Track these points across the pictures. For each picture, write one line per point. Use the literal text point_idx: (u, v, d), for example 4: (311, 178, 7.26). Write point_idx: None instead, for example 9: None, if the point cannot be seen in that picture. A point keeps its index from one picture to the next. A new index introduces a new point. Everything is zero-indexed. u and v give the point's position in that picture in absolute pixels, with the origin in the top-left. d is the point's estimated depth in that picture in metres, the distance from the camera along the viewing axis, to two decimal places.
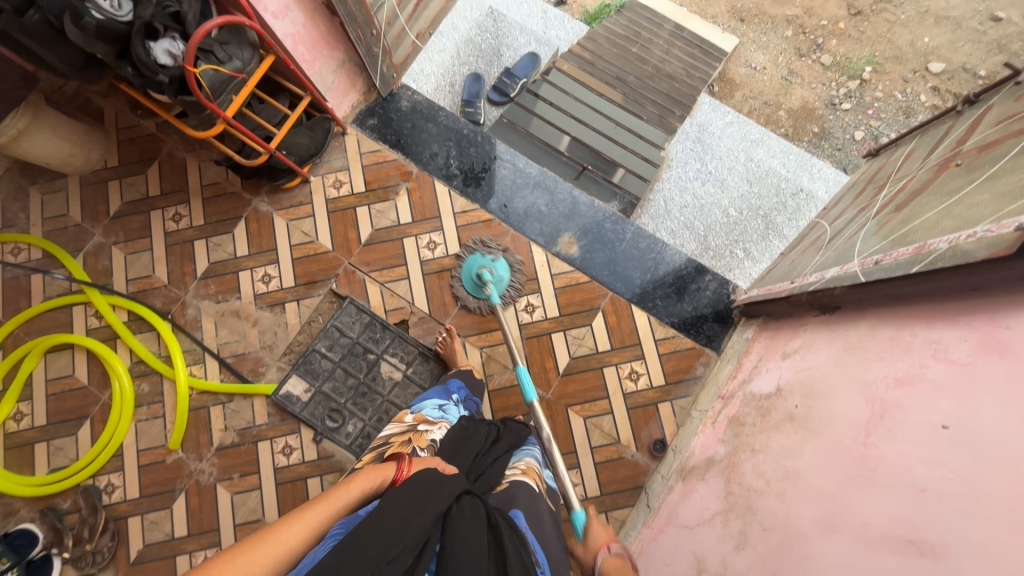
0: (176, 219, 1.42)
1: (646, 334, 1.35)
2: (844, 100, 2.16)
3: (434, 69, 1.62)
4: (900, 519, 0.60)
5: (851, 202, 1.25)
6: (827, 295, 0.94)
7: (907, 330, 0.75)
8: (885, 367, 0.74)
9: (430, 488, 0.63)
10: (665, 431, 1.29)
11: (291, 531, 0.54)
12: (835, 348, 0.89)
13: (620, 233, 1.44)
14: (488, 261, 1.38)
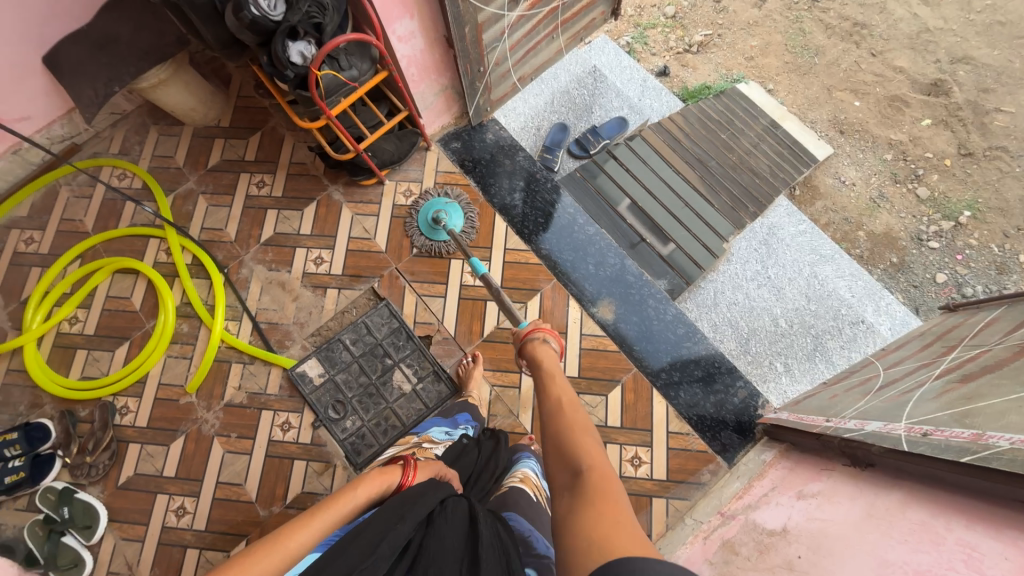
0: (259, 186, 1.55)
1: (660, 422, 1.31)
2: (932, 237, 2.04)
3: (526, 110, 1.70)
4: None
5: (911, 354, 1.17)
6: (862, 449, 0.88)
7: (942, 521, 0.69)
8: (908, 554, 0.68)
9: (410, 500, 0.62)
10: (652, 528, 1.22)
11: (303, 535, 0.57)
12: (856, 509, 0.83)
13: (660, 311, 1.43)
14: (444, 206, 1.47)
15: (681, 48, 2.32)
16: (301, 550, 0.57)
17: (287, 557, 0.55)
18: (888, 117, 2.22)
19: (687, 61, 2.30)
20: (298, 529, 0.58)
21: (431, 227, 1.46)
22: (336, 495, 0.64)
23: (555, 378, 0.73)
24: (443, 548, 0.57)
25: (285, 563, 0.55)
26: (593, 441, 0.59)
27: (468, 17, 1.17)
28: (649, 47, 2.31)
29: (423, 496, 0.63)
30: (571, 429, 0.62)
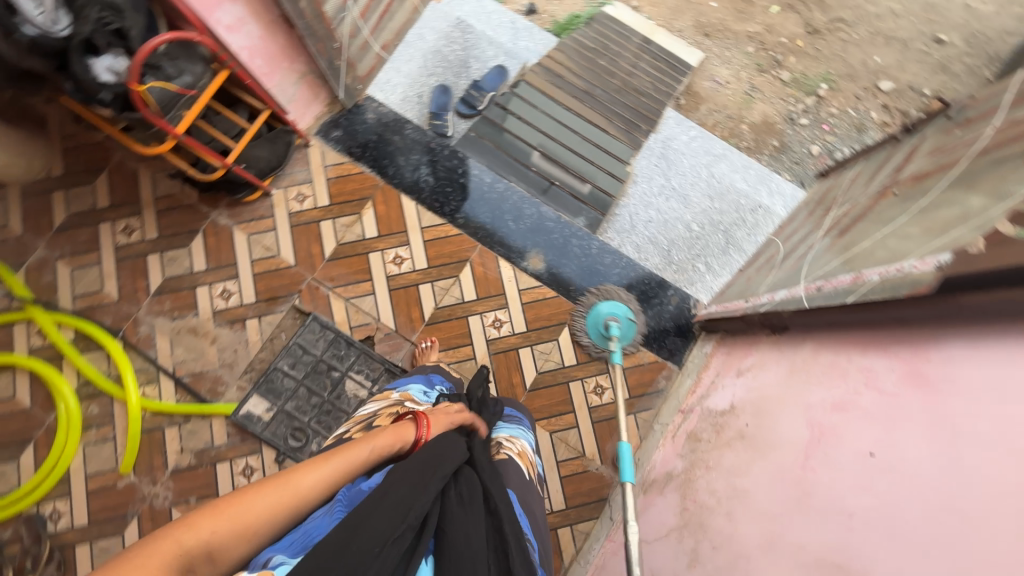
0: (127, 232, 1.36)
1: (611, 349, 1.39)
2: (801, 115, 2.24)
3: (401, 80, 1.58)
4: (832, 546, 0.63)
5: (801, 224, 1.31)
6: (776, 317, 0.99)
7: (844, 356, 0.80)
8: (825, 392, 0.79)
9: (431, 467, 0.63)
10: (628, 443, 1.32)
11: (313, 477, 0.60)
12: (782, 369, 0.94)
13: (586, 247, 1.48)
14: (620, 316, 1.39)
15: None
16: (307, 491, 0.59)
17: (295, 497, 0.58)
18: (743, 11, 2.35)
19: None
20: (307, 468, 0.60)
21: (602, 335, 1.37)
22: (347, 444, 0.66)
23: None
24: (467, 526, 0.59)
25: (291, 498, 0.57)
26: None
27: None
28: None
29: (442, 466, 0.64)
30: None
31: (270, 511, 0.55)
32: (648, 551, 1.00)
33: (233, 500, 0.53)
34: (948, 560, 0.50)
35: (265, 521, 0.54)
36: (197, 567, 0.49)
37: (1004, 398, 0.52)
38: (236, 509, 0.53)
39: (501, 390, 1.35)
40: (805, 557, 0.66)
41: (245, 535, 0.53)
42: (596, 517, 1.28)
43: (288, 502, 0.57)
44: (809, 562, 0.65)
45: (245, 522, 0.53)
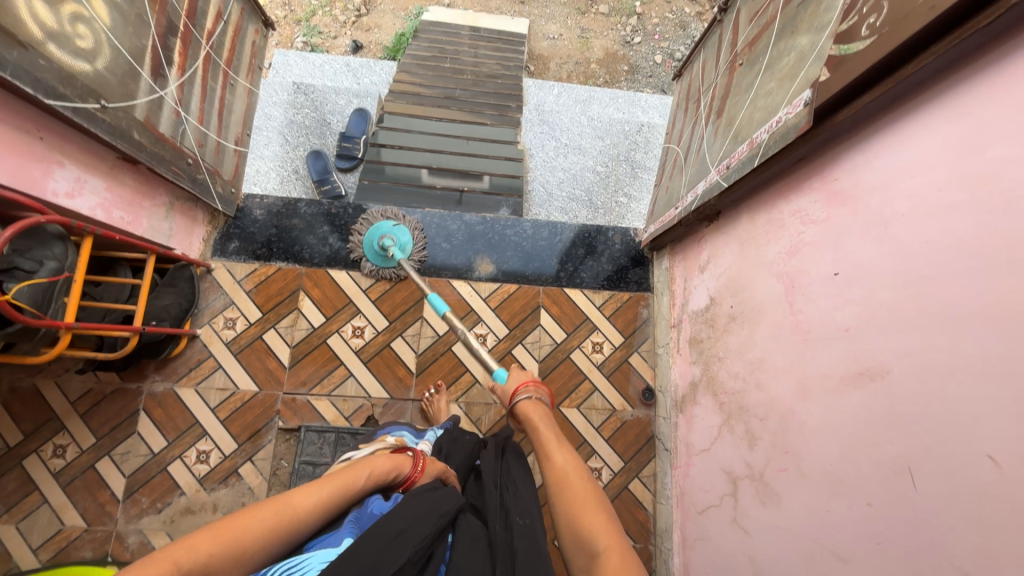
0: (60, 454, 1.19)
1: (589, 307, 1.44)
2: (633, 35, 2.41)
3: (270, 164, 1.54)
4: (848, 359, 0.68)
5: (683, 121, 1.42)
6: (708, 207, 1.08)
7: (776, 210, 0.88)
8: (776, 246, 0.87)
9: (438, 504, 0.67)
10: (646, 379, 1.38)
11: (309, 500, 0.61)
12: (734, 247, 1.03)
13: (522, 232, 1.49)
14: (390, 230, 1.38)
15: (352, 17, 2.25)
16: (303, 513, 0.60)
17: (290, 519, 0.59)
18: None
19: (367, 25, 2.25)
20: (304, 492, 0.62)
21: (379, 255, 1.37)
22: (341, 471, 0.68)
23: (550, 447, 0.69)
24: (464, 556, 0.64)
25: (287, 522, 0.58)
26: (588, 490, 0.63)
27: (125, 123, 0.96)
28: (327, 35, 2.20)
29: (444, 504, 0.67)
30: (573, 506, 0.61)
31: (263, 533, 0.56)
32: (713, 456, 1.05)
33: (228, 524, 0.54)
34: (933, 324, 0.56)
35: (260, 543, 0.55)
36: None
37: (905, 172, 0.61)
38: (236, 528, 0.54)
39: None
40: (834, 381, 0.70)
41: (235, 560, 0.53)
42: (654, 457, 1.33)
43: (282, 526, 0.58)
44: (839, 382, 0.69)
45: (239, 546, 0.54)
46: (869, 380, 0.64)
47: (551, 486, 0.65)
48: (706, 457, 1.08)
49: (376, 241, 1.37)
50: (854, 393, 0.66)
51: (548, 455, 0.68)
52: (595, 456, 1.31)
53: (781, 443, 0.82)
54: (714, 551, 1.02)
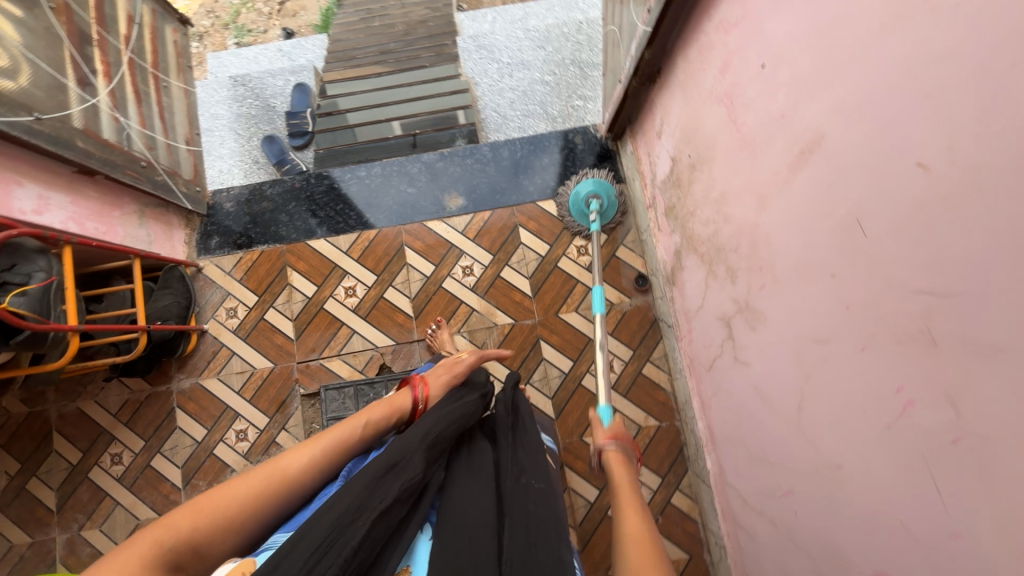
0: (118, 460, 1.30)
1: (566, 213, 1.44)
2: None
3: (229, 160, 1.56)
4: (790, 143, 0.66)
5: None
6: (646, 65, 1.04)
7: (704, 34, 0.85)
8: (712, 70, 0.84)
9: (433, 432, 0.69)
10: (637, 267, 1.39)
11: (296, 457, 0.65)
12: (680, 94, 1.00)
13: (483, 157, 1.49)
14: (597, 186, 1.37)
15: (276, 6, 2.21)
16: (291, 471, 0.63)
17: (279, 476, 0.62)
18: None
19: (292, 8, 2.21)
20: (293, 453, 0.65)
21: (580, 211, 1.38)
22: (332, 432, 0.70)
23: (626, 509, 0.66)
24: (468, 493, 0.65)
25: (279, 481, 0.62)
26: (660, 560, 0.58)
27: (65, 133, 1.00)
28: (256, 28, 2.17)
29: (439, 434, 0.70)
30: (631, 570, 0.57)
31: (253, 497, 0.60)
32: (707, 311, 1.05)
33: (215, 494, 0.58)
34: (850, 61, 0.53)
35: (248, 505, 0.59)
36: (184, 567, 0.54)
37: None
38: (222, 493, 0.59)
39: (514, 312, 1.38)
40: (782, 173, 0.69)
41: (228, 528, 0.57)
42: (661, 338, 1.35)
43: (271, 483, 0.62)
44: (786, 171, 0.68)
45: (225, 513, 0.57)
46: (809, 155, 0.63)
47: (619, 547, 0.61)
48: (702, 314, 1.08)
49: (583, 200, 1.37)
50: (802, 174, 0.65)
51: (620, 517, 0.65)
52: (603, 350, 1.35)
53: (754, 264, 0.82)
54: (727, 398, 1.04)
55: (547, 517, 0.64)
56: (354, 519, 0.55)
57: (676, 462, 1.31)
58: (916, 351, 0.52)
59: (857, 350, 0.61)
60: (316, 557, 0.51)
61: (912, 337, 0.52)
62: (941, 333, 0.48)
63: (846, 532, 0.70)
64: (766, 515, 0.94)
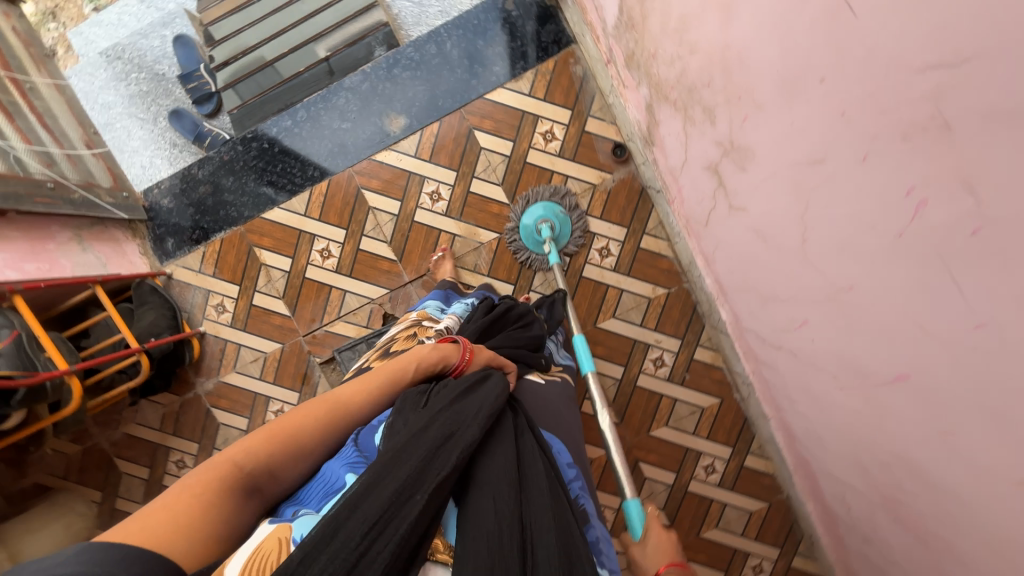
0: (182, 464, 1.38)
1: (520, 99, 1.28)
2: None
3: (145, 152, 1.39)
4: None
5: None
6: None
7: None
8: None
9: (489, 399, 0.65)
10: (611, 137, 1.27)
11: (351, 394, 0.67)
12: None
13: (411, 61, 1.30)
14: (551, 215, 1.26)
15: None
16: (346, 409, 0.66)
17: (334, 411, 0.65)
18: None
19: None
20: (349, 389, 0.68)
21: (537, 241, 1.26)
22: (385, 366, 0.71)
23: None
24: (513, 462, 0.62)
25: (336, 415, 0.65)
26: None
27: None
28: None
29: (493, 401, 0.65)
30: None
31: (319, 427, 0.63)
32: (692, 163, 0.97)
33: (284, 424, 0.62)
34: None
35: (309, 437, 0.62)
36: (261, 488, 0.58)
37: None
38: (284, 428, 0.61)
39: (497, 224, 1.31)
40: None
41: (294, 456, 0.61)
42: (653, 206, 1.28)
43: (332, 416, 0.65)
44: None
45: (291, 441, 0.61)
46: None
47: None
48: (687, 169, 1.00)
49: (535, 226, 1.25)
50: None
51: None
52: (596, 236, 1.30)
53: (732, 94, 0.72)
54: (728, 249, 1.00)
55: (562, 508, 0.62)
56: (408, 499, 0.51)
57: (693, 321, 1.32)
58: (926, 140, 0.45)
59: (857, 160, 0.54)
60: (372, 534, 0.48)
61: (919, 125, 0.45)
62: (953, 111, 0.41)
63: (863, 345, 0.70)
64: (784, 347, 0.96)
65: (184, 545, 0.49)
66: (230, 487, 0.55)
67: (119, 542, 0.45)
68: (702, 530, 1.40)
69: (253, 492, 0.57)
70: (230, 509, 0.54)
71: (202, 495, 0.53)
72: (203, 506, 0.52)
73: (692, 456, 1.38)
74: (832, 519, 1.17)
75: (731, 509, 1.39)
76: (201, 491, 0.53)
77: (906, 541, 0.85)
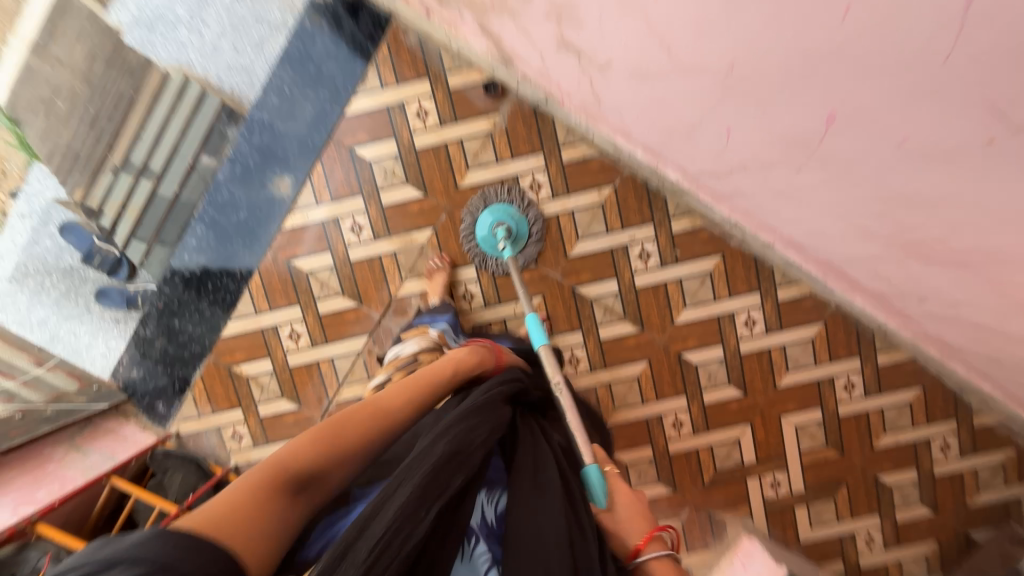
0: None
1: (377, 96, 1.24)
2: None
3: (91, 342, 1.39)
4: None
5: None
6: None
7: None
8: None
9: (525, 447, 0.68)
10: (478, 80, 1.22)
11: (394, 405, 0.66)
12: None
13: (264, 124, 1.27)
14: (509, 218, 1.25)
15: None
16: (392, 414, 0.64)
17: (375, 414, 0.62)
18: None
19: None
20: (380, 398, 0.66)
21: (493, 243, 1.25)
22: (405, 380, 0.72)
23: None
24: (528, 503, 0.59)
25: (375, 421, 0.62)
26: None
27: None
28: None
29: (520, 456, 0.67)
30: None
31: (371, 428, 0.60)
32: (549, 50, 0.91)
33: (337, 423, 0.58)
34: None
35: (358, 441, 0.58)
36: (308, 485, 0.53)
37: None
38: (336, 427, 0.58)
39: (425, 218, 1.27)
40: None
41: (339, 456, 0.56)
42: (553, 116, 1.23)
43: (379, 423, 0.62)
44: None
45: (337, 445, 0.56)
46: None
47: None
48: (548, 60, 0.94)
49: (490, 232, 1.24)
50: None
51: None
52: (518, 177, 1.25)
53: None
54: (629, 111, 0.94)
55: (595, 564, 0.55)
56: (413, 517, 0.48)
57: (653, 200, 1.26)
58: None
59: None
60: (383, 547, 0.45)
61: None
62: None
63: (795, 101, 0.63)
64: (734, 168, 0.90)
65: (246, 532, 0.44)
66: (282, 488, 0.50)
67: (178, 531, 0.40)
68: (777, 380, 1.34)
69: (301, 490, 0.52)
70: (281, 506, 0.49)
71: (252, 496, 0.47)
72: (261, 506, 0.47)
73: (727, 321, 1.32)
74: (883, 299, 1.10)
75: (792, 348, 1.33)
76: (251, 485, 0.49)
77: (948, 277, 0.78)
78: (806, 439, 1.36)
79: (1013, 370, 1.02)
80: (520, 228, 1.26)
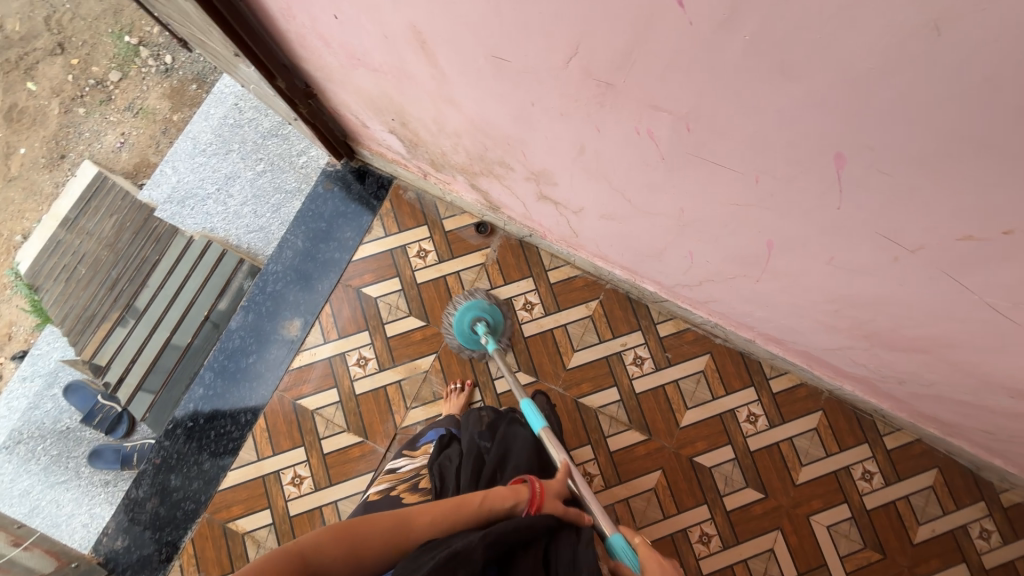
0: None
1: (381, 243, 1.40)
2: (130, 31, 1.96)
3: (80, 508, 1.33)
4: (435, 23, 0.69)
5: (201, 43, 1.24)
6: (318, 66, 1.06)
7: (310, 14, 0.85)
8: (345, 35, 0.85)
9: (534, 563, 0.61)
10: (470, 222, 1.41)
11: (422, 521, 0.64)
12: (347, 73, 1.00)
13: (277, 273, 1.40)
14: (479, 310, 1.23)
15: None
16: (415, 533, 0.63)
17: (401, 534, 0.62)
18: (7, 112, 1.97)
19: None
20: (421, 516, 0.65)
21: (471, 337, 1.23)
22: (457, 497, 0.69)
23: None
24: None
25: (403, 537, 0.62)
26: None
27: None
28: None
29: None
30: None
31: (389, 549, 0.60)
32: (531, 201, 1.09)
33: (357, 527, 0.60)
34: None
35: (383, 552, 0.60)
36: None
37: None
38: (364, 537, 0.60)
39: (427, 346, 1.34)
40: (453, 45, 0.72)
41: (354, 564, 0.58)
42: (538, 246, 1.39)
43: (398, 539, 0.62)
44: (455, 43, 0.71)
45: (359, 553, 0.59)
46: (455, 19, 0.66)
47: None
48: (531, 208, 1.12)
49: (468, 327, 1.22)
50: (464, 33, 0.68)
51: None
52: (512, 300, 1.37)
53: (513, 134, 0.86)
54: (606, 243, 1.09)
55: None
56: None
57: (638, 309, 1.37)
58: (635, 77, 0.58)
59: (595, 132, 0.72)
60: None
61: (597, 91, 0.64)
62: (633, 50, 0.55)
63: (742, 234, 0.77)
64: (704, 282, 1.02)
65: None
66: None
67: None
68: (795, 477, 1.32)
69: None
70: None
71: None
72: None
73: (730, 419, 1.34)
74: (869, 384, 1.16)
75: (800, 440, 1.33)
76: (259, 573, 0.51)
77: (916, 362, 0.86)
78: (842, 540, 1.28)
79: (1012, 442, 1.05)
80: (496, 317, 1.24)
